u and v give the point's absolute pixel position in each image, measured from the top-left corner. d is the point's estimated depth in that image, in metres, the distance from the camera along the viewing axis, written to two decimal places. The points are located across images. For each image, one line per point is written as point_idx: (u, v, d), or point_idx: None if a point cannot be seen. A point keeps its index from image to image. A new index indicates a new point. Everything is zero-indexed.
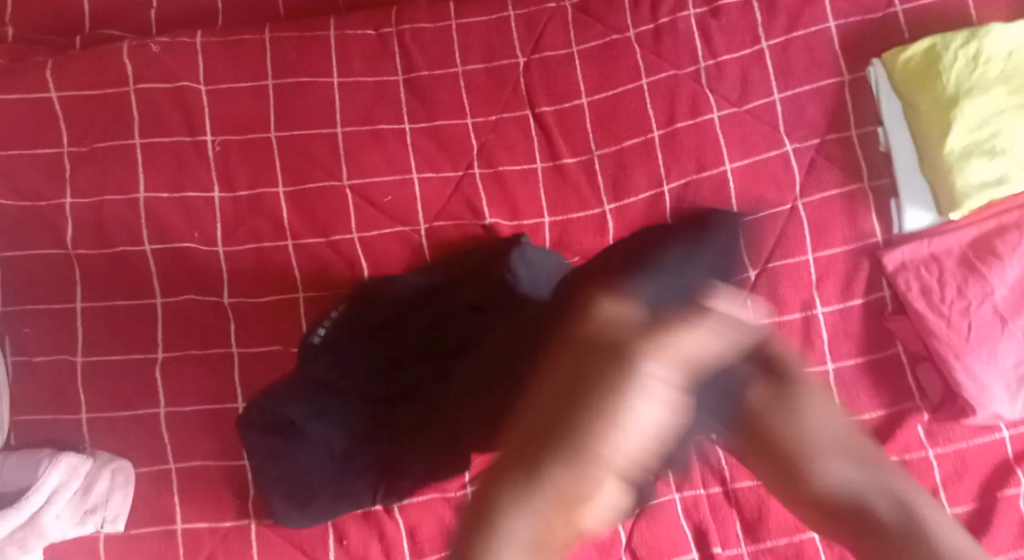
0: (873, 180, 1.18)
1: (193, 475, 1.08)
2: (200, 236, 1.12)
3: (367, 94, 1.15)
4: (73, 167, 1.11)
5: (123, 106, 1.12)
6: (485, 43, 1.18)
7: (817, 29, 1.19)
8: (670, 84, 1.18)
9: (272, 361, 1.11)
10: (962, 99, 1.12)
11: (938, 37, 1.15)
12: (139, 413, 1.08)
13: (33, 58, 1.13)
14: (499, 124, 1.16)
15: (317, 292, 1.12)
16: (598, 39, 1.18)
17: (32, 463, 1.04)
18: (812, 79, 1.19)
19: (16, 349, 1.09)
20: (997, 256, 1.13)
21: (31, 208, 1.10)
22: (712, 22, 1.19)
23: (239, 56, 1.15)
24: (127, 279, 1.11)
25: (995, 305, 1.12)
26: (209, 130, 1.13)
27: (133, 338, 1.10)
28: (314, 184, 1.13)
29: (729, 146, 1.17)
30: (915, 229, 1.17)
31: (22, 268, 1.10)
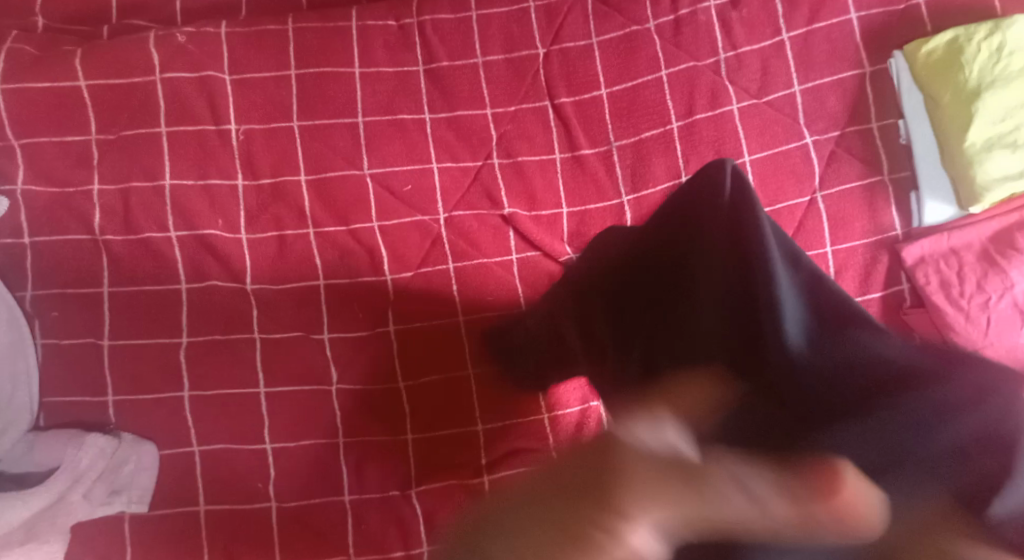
0: (894, 173, 1.18)
1: (215, 458, 1.10)
2: (224, 223, 1.14)
3: (388, 84, 1.17)
4: (101, 155, 1.13)
5: (149, 94, 1.14)
6: (505, 33, 1.18)
7: (838, 20, 1.19)
8: (689, 75, 1.18)
9: (294, 347, 1.13)
10: (984, 91, 1.11)
11: (961, 29, 1.14)
12: (163, 396, 1.11)
13: (61, 48, 1.15)
14: (518, 114, 1.17)
15: (339, 280, 1.15)
16: (618, 30, 1.19)
17: (62, 442, 1.08)
18: (832, 71, 1.19)
19: (44, 332, 1.12)
20: (1018, 250, 1.12)
21: (60, 195, 1.13)
22: (732, 13, 1.19)
23: (263, 45, 1.16)
24: (153, 265, 1.13)
25: (1015, 299, 1.11)
26: (233, 119, 1.15)
27: (159, 323, 1.12)
28: (336, 173, 1.15)
29: (748, 138, 1.17)
30: (935, 223, 1.17)
31: (51, 254, 1.12)
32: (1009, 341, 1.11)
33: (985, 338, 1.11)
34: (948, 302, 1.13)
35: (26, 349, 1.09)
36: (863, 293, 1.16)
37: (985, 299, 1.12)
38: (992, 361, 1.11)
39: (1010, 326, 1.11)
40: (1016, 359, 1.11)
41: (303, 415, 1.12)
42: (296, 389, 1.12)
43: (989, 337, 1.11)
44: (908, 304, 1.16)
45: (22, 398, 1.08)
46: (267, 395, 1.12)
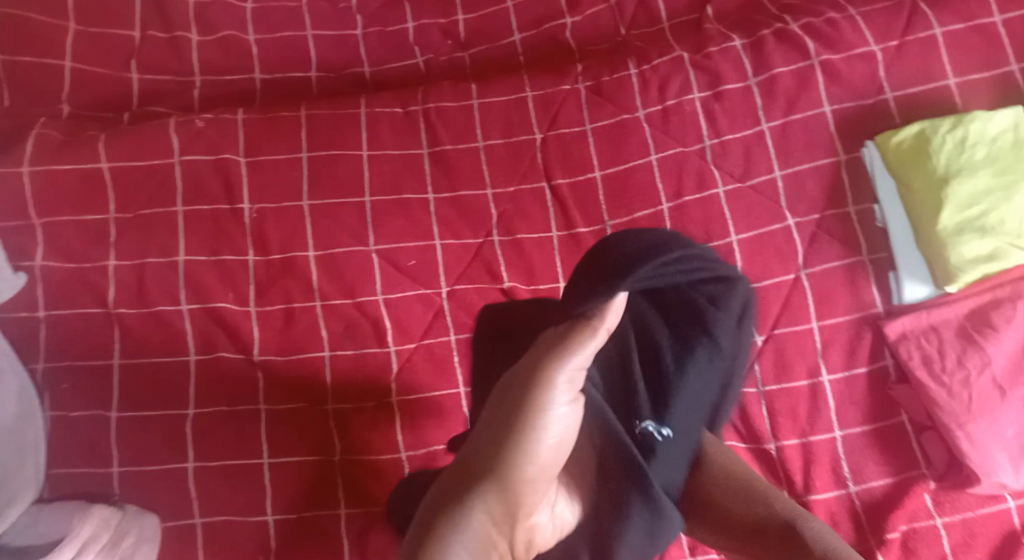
0: (872, 253, 1.24)
1: (217, 531, 1.11)
2: (233, 296, 1.18)
3: (394, 166, 1.23)
4: (118, 233, 1.18)
5: (168, 176, 1.20)
6: (505, 121, 1.26)
7: (814, 112, 1.28)
8: (678, 160, 1.26)
9: (297, 417, 1.15)
10: (951, 179, 1.19)
11: (927, 123, 1.22)
12: (167, 468, 1.12)
13: (86, 133, 1.21)
14: (517, 195, 1.24)
15: (343, 352, 1.17)
16: (610, 118, 1.27)
17: (65, 514, 1.07)
18: (810, 157, 1.27)
19: (54, 405, 1.13)
20: (993, 327, 1.17)
21: (76, 270, 1.17)
22: (715, 104, 1.28)
23: (278, 131, 1.23)
24: (161, 337, 1.16)
25: (994, 375, 1.16)
26: (246, 199, 1.21)
27: (166, 396, 1.14)
28: (342, 249, 1.20)
29: (734, 219, 1.24)
30: (914, 301, 1.22)
31: (63, 326, 1.15)
32: (992, 416, 1.15)
33: (969, 413, 1.15)
34: (931, 377, 1.17)
35: (35, 420, 1.10)
36: (849, 369, 1.21)
37: (965, 375, 1.17)
38: (977, 435, 1.15)
39: (991, 401, 1.16)
40: (1000, 435, 1.15)
41: (308, 484, 1.14)
42: (300, 460, 1.14)
43: (973, 411, 1.15)
44: (892, 379, 1.21)
45: (30, 469, 1.08)
46: (269, 465, 1.13)
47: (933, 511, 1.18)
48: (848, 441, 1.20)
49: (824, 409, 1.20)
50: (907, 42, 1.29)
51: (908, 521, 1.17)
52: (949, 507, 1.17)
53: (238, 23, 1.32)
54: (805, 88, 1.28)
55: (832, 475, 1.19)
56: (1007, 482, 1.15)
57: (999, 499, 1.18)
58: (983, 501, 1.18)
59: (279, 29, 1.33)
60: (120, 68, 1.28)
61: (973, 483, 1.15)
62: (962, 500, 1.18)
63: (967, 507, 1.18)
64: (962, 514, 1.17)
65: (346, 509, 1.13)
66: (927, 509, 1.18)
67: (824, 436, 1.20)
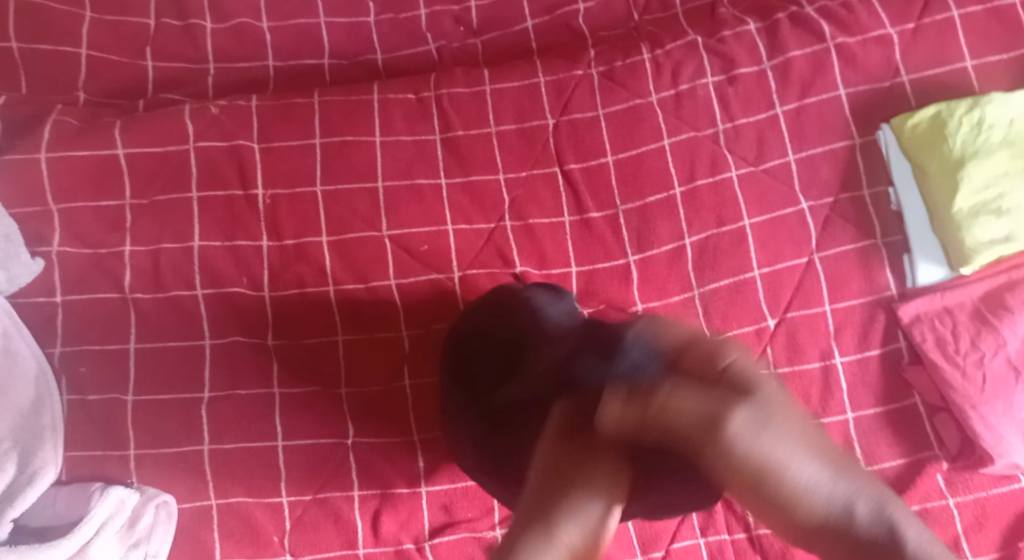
0: (886, 237, 1.24)
1: (232, 511, 1.13)
2: (248, 281, 1.19)
3: (407, 152, 1.24)
4: (134, 218, 1.19)
5: (183, 162, 1.21)
6: (517, 106, 1.26)
7: (828, 96, 1.27)
8: (691, 145, 1.25)
9: (311, 400, 1.16)
10: (967, 161, 1.18)
11: (943, 105, 1.21)
12: (184, 450, 1.13)
13: (102, 120, 1.22)
14: (529, 180, 1.24)
15: (356, 335, 1.19)
16: (623, 103, 1.27)
17: (83, 495, 1.10)
18: (824, 142, 1.26)
19: (72, 387, 1.15)
20: (1008, 309, 1.17)
21: (93, 255, 1.18)
22: (729, 89, 1.27)
23: (291, 117, 1.24)
24: (177, 321, 1.17)
25: (1008, 357, 1.16)
26: (260, 185, 1.21)
27: (182, 379, 1.15)
28: (355, 234, 1.21)
29: (747, 203, 1.24)
30: (928, 284, 1.21)
31: (80, 310, 1.17)
32: (1005, 397, 1.15)
33: (982, 395, 1.15)
34: (945, 359, 1.17)
35: (51, 403, 1.12)
36: (862, 351, 1.21)
37: (980, 356, 1.16)
38: (990, 417, 1.14)
39: (1005, 382, 1.15)
40: (1013, 416, 1.14)
41: (322, 465, 1.15)
42: (313, 442, 1.15)
43: (986, 393, 1.15)
44: (906, 361, 1.20)
45: (48, 451, 1.10)
46: (283, 447, 1.14)
47: (946, 492, 1.17)
48: (861, 423, 1.19)
49: (837, 392, 1.20)
50: (924, 24, 1.28)
51: (920, 502, 1.17)
52: (962, 487, 1.17)
53: (251, 11, 1.32)
54: (820, 72, 1.27)
55: None
56: (1020, 463, 1.14)
57: (1013, 479, 1.17)
58: (996, 482, 1.17)
59: (291, 17, 1.33)
60: (135, 56, 1.29)
61: (986, 464, 1.15)
62: (975, 480, 1.17)
63: (980, 487, 1.17)
64: (974, 494, 1.17)
65: (359, 490, 1.15)
66: (941, 491, 1.17)
67: (837, 418, 1.19)
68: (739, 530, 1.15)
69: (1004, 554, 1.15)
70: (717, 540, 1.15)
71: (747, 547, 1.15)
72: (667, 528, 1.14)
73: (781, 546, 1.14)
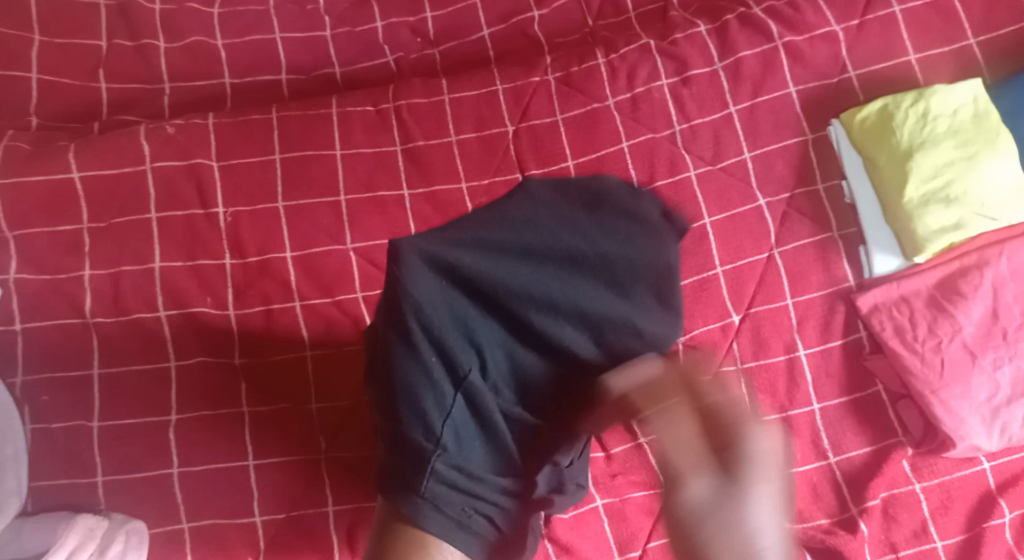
0: (842, 229, 1.26)
1: (204, 533, 1.11)
2: (212, 300, 1.18)
3: (368, 164, 1.24)
4: (92, 242, 1.17)
5: (140, 183, 1.20)
6: (476, 114, 1.27)
7: (779, 94, 1.29)
8: (648, 146, 1.27)
9: (280, 418, 1.15)
10: (916, 152, 1.21)
11: (890, 99, 1.25)
12: (152, 474, 1.12)
13: (56, 144, 1.21)
14: (491, 187, 1.25)
15: (323, 349, 1.18)
16: (580, 108, 1.28)
17: (51, 525, 1.07)
18: (778, 138, 1.29)
19: (35, 417, 1.13)
20: (962, 295, 1.20)
21: (51, 281, 1.16)
22: (683, 90, 1.29)
23: (249, 134, 1.24)
24: (140, 344, 1.15)
25: (965, 342, 1.19)
26: (220, 202, 1.20)
27: (148, 402, 1.14)
28: (319, 249, 1.20)
29: (707, 201, 1.26)
30: (884, 273, 1.24)
31: (40, 338, 1.14)
32: (963, 381, 1.18)
33: (942, 380, 1.18)
34: (904, 347, 1.20)
35: (13, 434, 1.10)
36: (825, 342, 1.23)
37: (937, 342, 1.19)
38: (950, 401, 1.17)
39: (962, 366, 1.18)
40: (972, 399, 1.18)
41: (294, 482, 1.14)
42: (285, 459, 1.14)
43: (945, 378, 1.18)
44: (867, 350, 1.23)
45: (11, 483, 1.09)
46: (255, 467, 1.13)
47: (912, 478, 1.20)
48: (826, 414, 1.22)
49: (802, 383, 1.22)
50: (868, 21, 1.31)
51: (888, 488, 1.19)
52: (927, 472, 1.20)
53: (205, 29, 1.32)
54: (770, 70, 1.30)
55: (812, 447, 1.21)
56: (981, 446, 1.17)
57: (974, 462, 1.21)
58: (960, 465, 1.21)
59: (247, 32, 1.33)
60: (87, 78, 1.28)
61: (949, 448, 1.17)
62: (939, 464, 1.21)
63: (944, 471, 1.20)
64: (939, 478, 1.20)
65: (335, 505, 1.13)
66: (907, 476, 1.20)
67: (804, 410, 1.21)
68: None
69: (970, 536, 1.18)
70: None
71: None
72: (642, 527, 1.16)
73: None
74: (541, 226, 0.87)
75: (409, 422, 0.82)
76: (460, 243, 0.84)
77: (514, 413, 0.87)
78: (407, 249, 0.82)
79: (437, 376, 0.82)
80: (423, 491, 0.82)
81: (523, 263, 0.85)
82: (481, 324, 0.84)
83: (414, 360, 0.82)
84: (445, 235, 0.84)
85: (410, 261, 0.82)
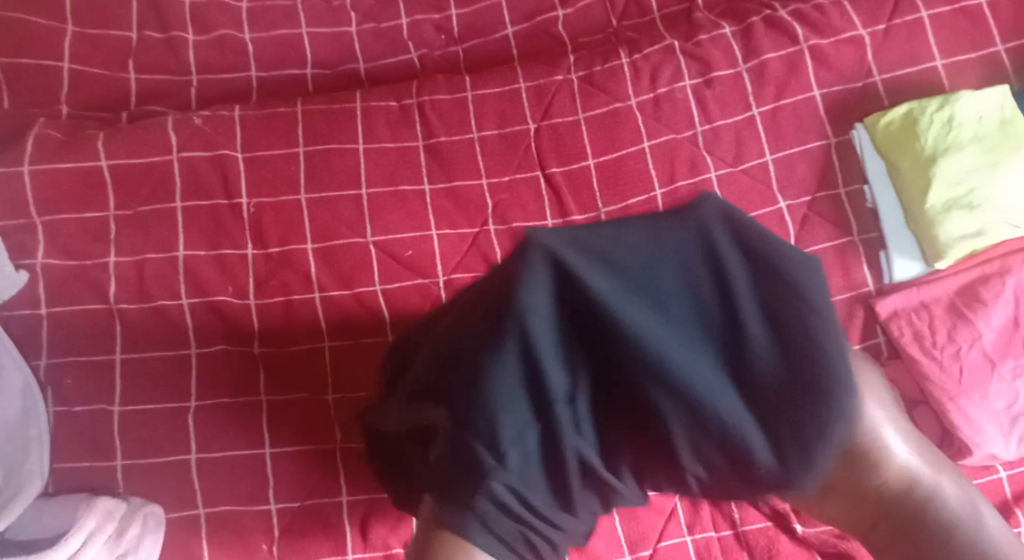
0: (863, 233, 1.25)
1: (220, 519, 1.13)
2: (234, 290, 1.19)
3: (390, 158, 1.25)
4: (118, 229, 1.19)
5: (166, 173, 1.22)
6: (498, 111, 1.28)
7: (803, 97, 1.29)
8: (670, 147, 1.27)
9: (297, 407, 1.17)
10: (939, 157, 1.20)
11: (915, 103, 1.24)
12: (170, 460, 1.14)
13: (85, 132, 1.23)
14: (512, 184, 1.26)
15: (342, 341, 1.19)
16: (602, 107, 1.29)
17: (70, 506, 1.09)
18: (800, 141, 1.28)
19: (58, 400, 1.15)
20: (983, 302, 1.19)
21: (77, 267, 1.18)
22: (706, 91, 1.29)
23: (274, 126, 1.25)
24: (163, 331, 1.17)
25: (984, 349, 1.18)
26: (244, 193, 1.22)
27: (169, 388, 1.16)
28: (339, 241, 1.21)
29: (727, 203, 1.26)
30: (905, 279, 1.23)
31: (65, 322, 1.17)
32: (981, 389, 1.17)
33: (960, 387, 1.17)
34: (922, 353, 1.19)
35: (37, 416, 1.12)
36: None
37: (956, 349, 1.18)
38: (968, 409, 1.16)
39: (981, 374, 1.17)
40: (989, 407, 1.17)
41: (310, 471, 1.15)
42: (300, 448, 1.16)
43: (963, 386, 1.17)
44: (885, 355, 1.22)
45: (34, 463, 1.10)
46: (272, 455, 1.15)
47: None
48: None
49: None
50: (894, 25, 1.30)
51: None
52: None
53: (234, 22, 1.34)
54: (794, 73, 1.30)
55: None
56: (998, 454, 1.16)
57: (991, 470, 1.19)
58: (977, 473, 1.19)
59: (275, 27, 1.35)
60: (117, 68, 1.30)
61: (965, 455, 1.16)
62: None
63: None
64: None
65: (348, 495, 1.15)
66: None
67: None
68: (727, 527, 1.16)
69: None
70: (705, 537, 1.16)
71: (733, 542, 1.16)
72: (654, 527, 1.16)
73: (766, 541, 1.15)
74: (681, 259, 0.72)
75: (478, 434, 0.75)
76: (589, 251, 0.72)
77: (591, 462, 0.77)
78: (542, 245, 0.71)
79: (519, 392, 0.74)
80: (476, 505, 0.78)
81: (655, 296, 0.72)
82: (590, 349, 0.73)
83: (495, 365, 0.74)
84: (579, 239, 0.72)
85: (535, 263, 0.71)
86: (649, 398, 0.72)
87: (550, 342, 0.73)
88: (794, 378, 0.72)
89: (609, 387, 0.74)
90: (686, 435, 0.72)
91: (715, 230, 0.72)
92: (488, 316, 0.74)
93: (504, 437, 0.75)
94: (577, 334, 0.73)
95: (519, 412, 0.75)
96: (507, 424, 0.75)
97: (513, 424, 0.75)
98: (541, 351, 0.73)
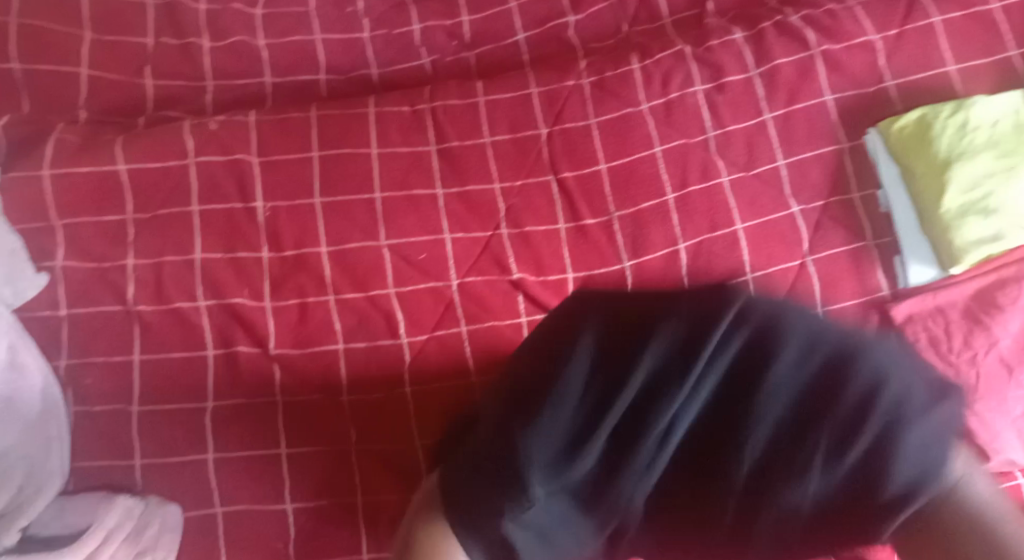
0: (878, 238, 1.26)
1: (237, 519, 1.14)
2: (250, 292, 1.20)
3: (404, 162, 1.26)
4: (136, 233, 1.20)
5: (183, 177, 1.23)
6: (511, 116, 1.29)
7: (815, 102, 1.29)
8: (682, 151, 1.28)
9: (314, 409, 1.18)
10: (953, 162, 1.20)
11: (929, 109, 1.24)
12: (189, 459, 1.15)
13: (103, 137, 1.24)
14: (524, 189, 1.26)
15: (357, 344, 1.20)
16: (615, 112, 1.29)
17: (90, 504, 1.11)
18: (813, 146, 1.28)
19: (77, 400, 1.16)
20: (999, 308, 1.19)
21: (95, 270, 1.19)
22: (718, 96, 1.30)
23: (289, 131, 1.26)
24: (179, 334, 1.18)
25: (1001, 354, 1.18)
26: (259, 197, 1.23)
27: (187, 388, 1.17)
28: (353, 244, 1.22)
29: (739, 207, 1.26)
30: (920, 284, 1.22)
31: (83, 324, 1.18)
32: (998, 395, 1.17)
33: (977, 393, 1.17)
34: (938, 358, 1.19)
35: (58, 415, 1.13)
36: None
37: (973, 354, 1.18)
38: (986, 415, 1.16)
39: (998, 380, 1.17)
40: (1007, 413, 1.16)
41: (326, 473, 1.16)
42: (317, 450, 1.17)
43: (980, 391, 1.17)
44: None
45: (55, 462, 1.12)
46: (287, 456, 1.16)
47: None
48: None
49: None
50: (906, 31, 1.31)
51: None
52: None
53: (249, 29, 1.36)
54: (806, 78, 1.30)
55: None
56: (1015, 460, 1.16)
57: (1007, 477, 1.19)
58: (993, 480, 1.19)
59: (289, 33, 1.36)
60: (135, 74, 1.32)
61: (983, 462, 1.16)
62: None
63: None
64: None
65: (363, 498, 1.16)
66: None
67: None
68: None
69: None
70: None
71: None
72: None
73: None
74: (779, 354, 0.90)
75: (530, 461, 0.88)
76: (687, 337, 0.91)
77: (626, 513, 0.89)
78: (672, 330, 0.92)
79: (585, 444, 0.89)
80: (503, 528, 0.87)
81: (734, 382, 0.91)
82: (656, 416, 0.89)
83: (570, 409, 0.90)
84: (692, 317, 0.93)
85: (660, 334, 0.92)
86: (717, 467, 0.89)
87: (622, 402, 0.90)
88: (846, 472, 0.87)
89: (690, 451, 0.90)
90: (729, 496, 0.88)
91: (817, 351, 0.91)
92: (597, 354, 0.92)
93: (557, 470, 0.88)
94: (648, 401, 0.90)
95: (574, 456, 0.89)
96: (557, 463, 0.88)
97: (570, 466, 0.89)
98: (620, 409, 0.90)
